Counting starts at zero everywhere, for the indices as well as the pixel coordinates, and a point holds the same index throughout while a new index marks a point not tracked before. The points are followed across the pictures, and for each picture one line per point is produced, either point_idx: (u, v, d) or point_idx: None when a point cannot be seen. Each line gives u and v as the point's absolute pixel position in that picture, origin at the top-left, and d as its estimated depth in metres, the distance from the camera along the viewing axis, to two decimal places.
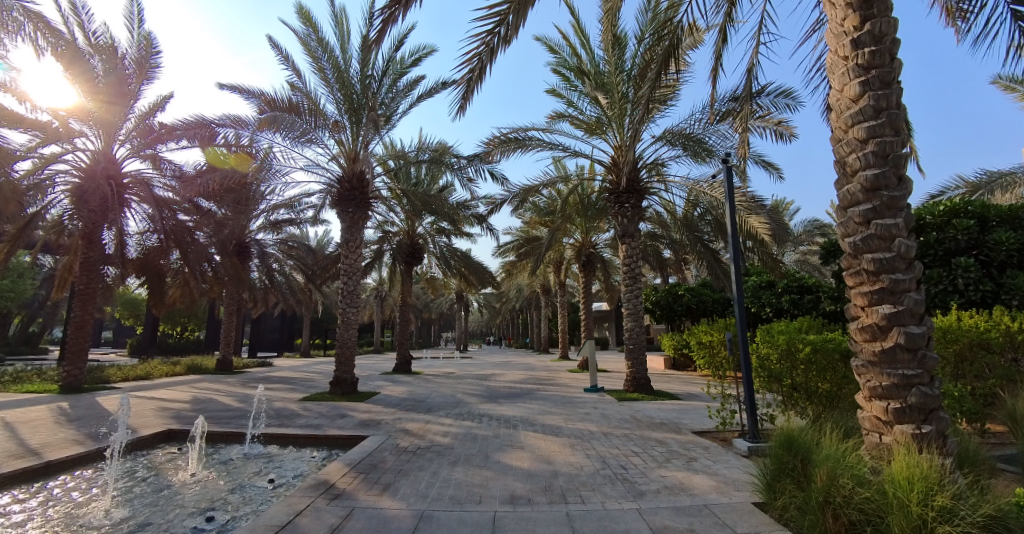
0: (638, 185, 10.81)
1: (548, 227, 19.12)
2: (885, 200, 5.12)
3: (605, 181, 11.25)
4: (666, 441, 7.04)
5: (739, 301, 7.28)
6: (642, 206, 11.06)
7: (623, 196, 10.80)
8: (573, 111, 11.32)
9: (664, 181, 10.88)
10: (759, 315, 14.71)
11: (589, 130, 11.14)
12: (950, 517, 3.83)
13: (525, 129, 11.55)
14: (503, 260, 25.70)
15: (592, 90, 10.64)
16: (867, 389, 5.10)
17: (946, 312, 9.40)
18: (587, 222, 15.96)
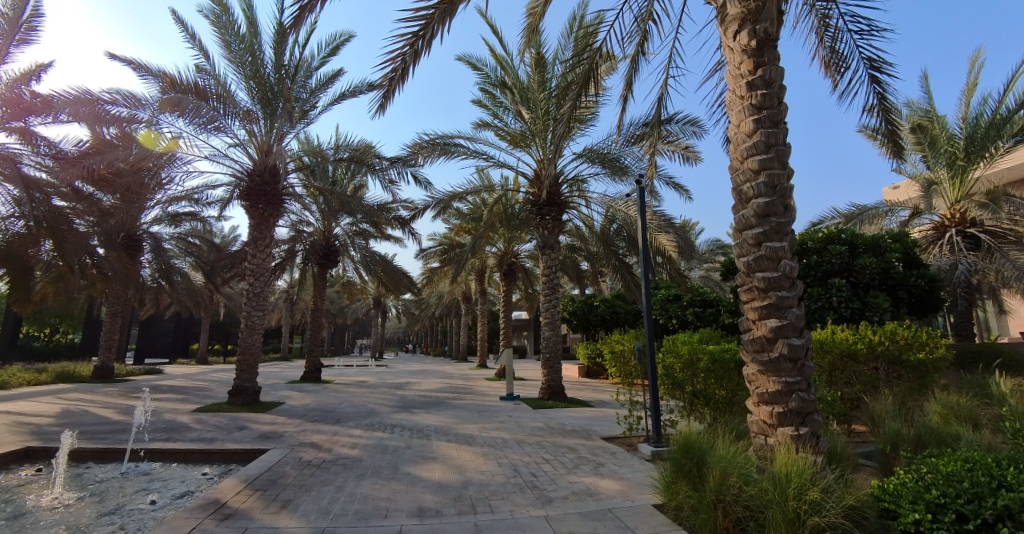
0: (559, 199, 11.11)
1: (469, 234, 19.06)
2: (774, 226, 5.70)
3: (527, 193, 11.46)
4: (576, 448, 7.21)
5: (648, 312, 7.66)
6: (563, 219, 11.35)
7: (544, 208, 11.04)
8: (497, 123, 11.46)
9: (583, 196, 11.29)
10: (666, 326, 15.68)
11: (513, 142, 11.35)
12: (819, 509, 4.29)
13: (451, 135, 11.48)
14: (425, 266, 25.21)
15: (517, 104, 10.84)
16: (755, 395, 5.59)
17: (823, 327, 10.60)
18: (511, 232, 16.13)
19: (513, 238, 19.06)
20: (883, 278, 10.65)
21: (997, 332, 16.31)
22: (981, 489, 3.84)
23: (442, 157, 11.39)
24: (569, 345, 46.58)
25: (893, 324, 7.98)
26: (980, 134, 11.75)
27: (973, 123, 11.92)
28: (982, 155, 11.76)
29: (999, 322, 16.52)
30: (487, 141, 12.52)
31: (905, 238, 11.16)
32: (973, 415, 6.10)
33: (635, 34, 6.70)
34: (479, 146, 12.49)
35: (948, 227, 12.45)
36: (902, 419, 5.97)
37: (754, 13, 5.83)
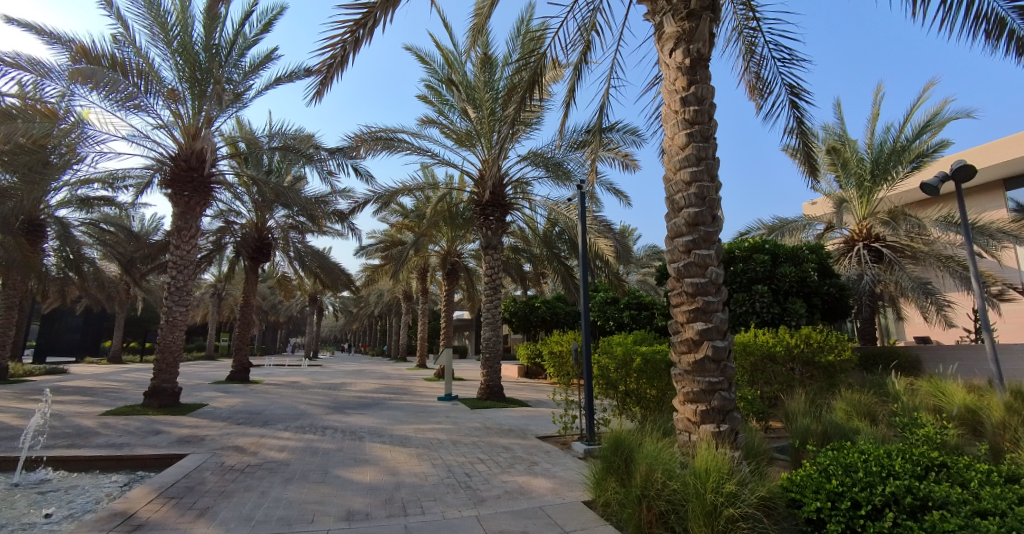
0: (503, 200, 11.16)
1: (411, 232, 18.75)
2: (703, 234, 6.04)
3: (472, 193, 11.44)
4: (511, 447, 7.27)
5: (586, 313, 7.86)
6: (506, 220, 11.42)
7: (488, 208, 11.07)
8: (443, 120, 11.36)
9: (527, 199, 11.43)
10: (604, 327, 16.17)
11: (459, 141, 11.31)
12: (734, 500, 4.57)
13: (395, 130, 11.26)
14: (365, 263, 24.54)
15: (462, 102, 10.81)
16: (681, 394, 5.88)
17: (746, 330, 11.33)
18: (455, 231, 16.04)
19: (457, 237, 18.95)
20: (800, 286, 11.53)
21: (894, 336, 18.15)
22: (873, 477, 4.26)
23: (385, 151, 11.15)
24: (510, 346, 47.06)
25: (808, 328, 8.60)
26: (884, 158, 13.04)
27: (878, 148, 13.20)
28: (884, 177, 13.05)
29: (895, 327, 18.39)
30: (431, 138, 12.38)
31: (820, 250, 12.15)
32: (870, 411, 6.73)
33: (579, 43, 6.88)
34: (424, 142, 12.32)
35: (856, 241, 13.70)
36: (812, 416, 6.48)
37: (688, 33, 6.14)
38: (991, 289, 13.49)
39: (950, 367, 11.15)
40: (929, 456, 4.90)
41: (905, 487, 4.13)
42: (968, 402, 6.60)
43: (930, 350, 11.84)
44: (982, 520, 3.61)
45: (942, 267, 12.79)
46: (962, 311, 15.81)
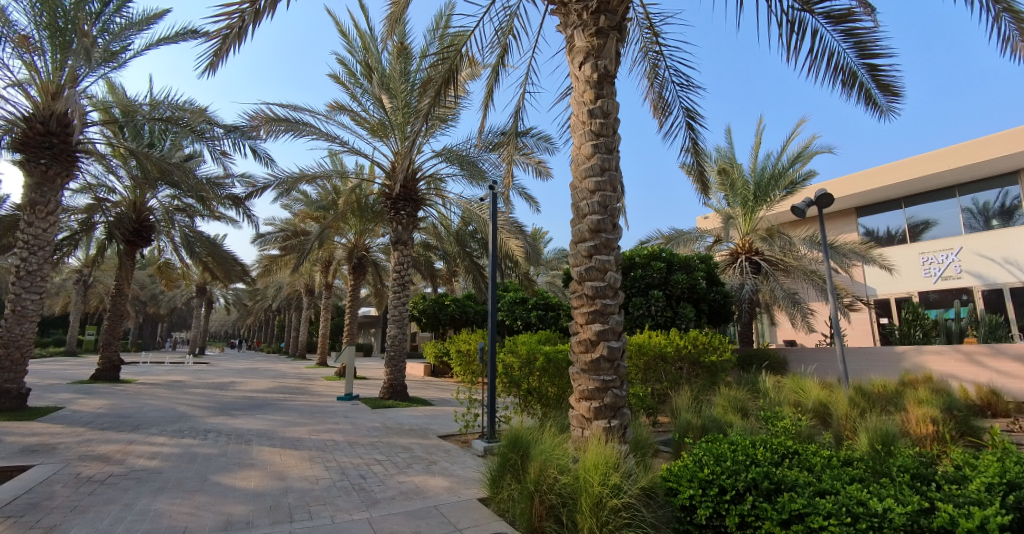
0: (415, 195, 10.97)
1: (315, 222, 17.78)
2: (604, 241, 6.40)
3: (382, 185, 11.13)
4: (411, 447, 7.18)
5: (492, 313, 7.95)
6: (418, 215, 11.23)
7: (398, 202, 10.81)
8: (355, 107, 10.95)
9: (441, 195, 11.32)
10: (511, 327, 16.45)
11: (372, 131, 10.99)
12: (618, 492, 4.87)
13: (300, 112, 10.64)
14: (263, 253, 22.80)
15: (376, 91, 10.52)
16: (578, 391, 6.16)
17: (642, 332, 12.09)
18: (363, 224, 15.45)
19: (365, 230, 18.26)
20: (690, 292, 12.56)
21: (767, 338, 20.42)
22: (738, 465, 4.77)
23: (288, 134, 10.48)
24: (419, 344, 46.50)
25: (694, 331, 9.04)
26: (765, 181, 14.65)
27: (760, 172, 14.81)
28: (764, 198, 14.68)
29: (768, 331, 20.72)
30: (341, 124, 11.88)
31: (709, 260, 13.34)
32: (743, 403, 7.44)
33: (496, 45, 6.97)
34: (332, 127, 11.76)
35: (739, 253, 15.21)
36: (694, 410, 6.99)
37: (596, 49, 6.44)
38: (842, 300, 15.71)
39: (808, 367, 12.77)
40: (785, 445, 5.59)
41: (764, 474, 4.67)
42: (821, 397, 7.57)
43: (794, 352, 13.48)
44: (820, 500, 4.20)
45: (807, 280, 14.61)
46: (820, 319, 18.18)
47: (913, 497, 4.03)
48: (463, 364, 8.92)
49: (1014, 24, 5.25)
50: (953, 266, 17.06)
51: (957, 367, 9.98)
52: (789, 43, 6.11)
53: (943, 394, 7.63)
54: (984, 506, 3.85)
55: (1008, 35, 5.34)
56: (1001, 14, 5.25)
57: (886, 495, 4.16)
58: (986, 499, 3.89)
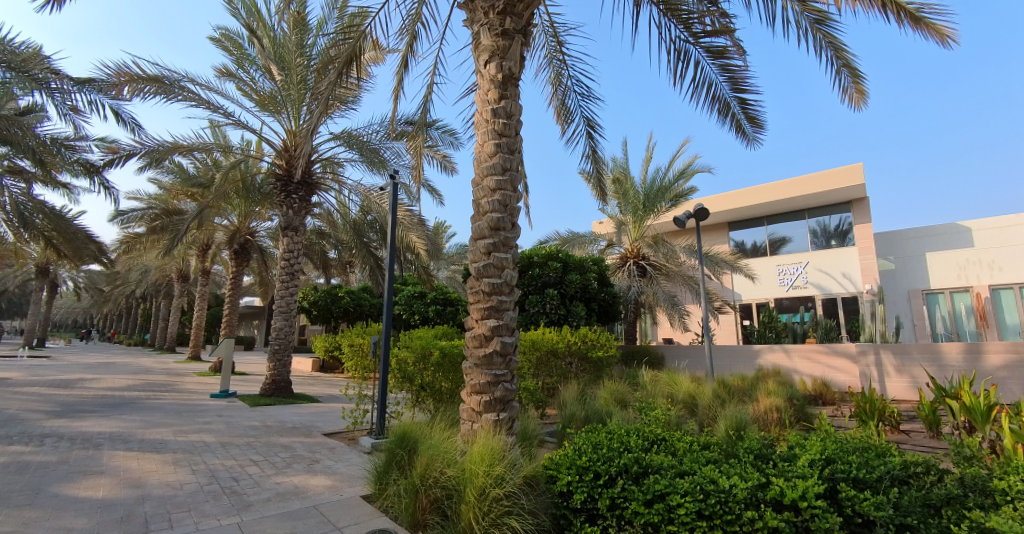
0: (309, 178, 10.38)
1: (191, 199, 15.98)
2: (503, 239, 6.55)
3: (273, 165, 10.40)
4: (292, 447, 6.77)
5: (387, 306, 7.86)
6: (312, 201, 10.65)
7: (291, 186, 10.21)
8: (242, 76, 10.13)
9: (338, 181, 10.80)
10: (409, 321, 15.88)
11: (262, 105, 10.15)
12: (501, 481, 5.02)
13: (174, 74, 9.61)
14: (123, 231, 19.93)
15: (267, 62, 9.85)
16: (469, 386, 6.24)
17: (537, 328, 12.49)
18: (248, 205, 14.23)
19: (252, 212, 16.77)
20: (583, 291, 13.27)
21: (649, 337, 22.20)
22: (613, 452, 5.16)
23: (159, 96, 9.45)
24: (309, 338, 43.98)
25: (585, 328, 9.55)
26: (654, 193, 15.94)
27: (650, 184, 16.07)
28: (652, 208, 15.92)
29: (652, 330, 22.54)
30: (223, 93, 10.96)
31: (601, 262, 14.21)
32: (623, 395, 8.00)
33: (403, 32, 6.82)
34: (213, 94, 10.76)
35: (629, 258, 16.36)
36: (579, 402, 7.37)
37: (502, 50, 6.58)
38: (712, 304, 17.62)
39: (682, 362, 14.14)
40: (654, 433, 6.15)
41: (634, 460, 5.10)
42: (690, 389, 8.39)
43: (671, 349, 14.81)
44: (679, 480, 4.68)
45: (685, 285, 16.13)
46: (694, 320, 20.18)
47: (754, 474, 4.65)
48: (353, 359, 8.58)
49: (851, 78, 6.23)
50: (802, 277, 19.93)
51: (798, 362, 11.70)
52: (675, 70, 6.72)
53: (785, 386, 8.88)
54: (806, 479, 4.56)
55: (847, 86, 6.31)
56: (842, 68, 6.20)
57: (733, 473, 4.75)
58: (808, 473, 4.60)
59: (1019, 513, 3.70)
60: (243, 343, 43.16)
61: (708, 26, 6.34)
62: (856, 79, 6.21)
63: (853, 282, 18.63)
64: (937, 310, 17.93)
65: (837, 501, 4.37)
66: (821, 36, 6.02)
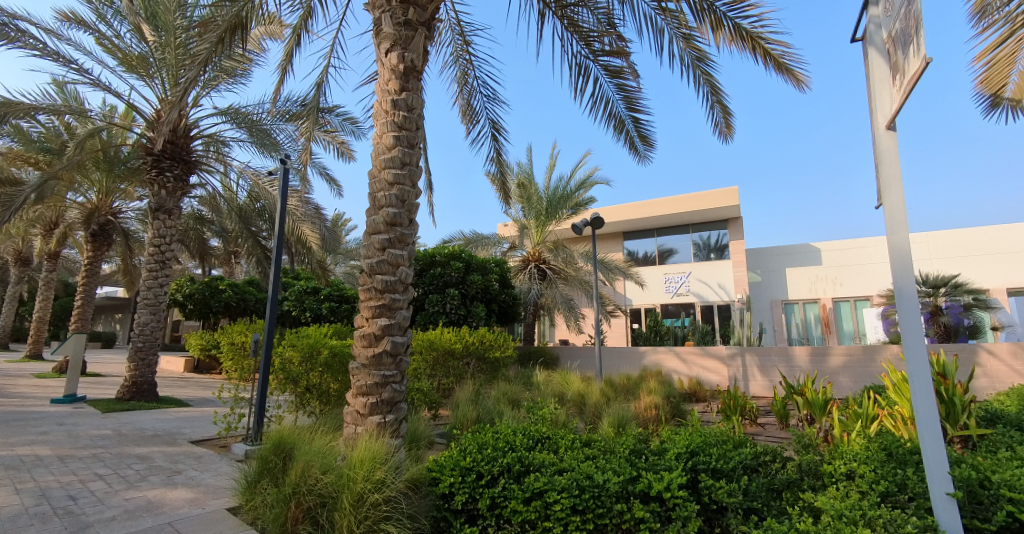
0: (187, 155, 9.47)
1: (36, 168, 13.72)
2: (399, 235, 6.41)
3: (141, 136, 9.35)
4: (149, 457, 6.10)
5: (273, 302, 7.37)
6: (190, 181, 9.72)
7: (164, 162, 9.24)
8: (103, 29, 8.99)
9: (222, 161, 10.05)
10: (299, 318, 15.14)
11: (127, 66, 9.31)
12: (381, 486, 4.92)
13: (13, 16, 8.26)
14: None
15: (136, 17, 8.86)
16: (355, 387, 6.05)
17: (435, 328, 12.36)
18: (109, 181, 12.52)
19: (116, 189, 14.78)
20: (484, 292, 13.41)
21: (548, 338, 23.06)
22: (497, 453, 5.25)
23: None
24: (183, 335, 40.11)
25: (483, 328, 9.65)
26: (556, 199, 16.58)
27: (553, 191, 16.66)
28: (554, 214, 16.56)
29: (549, 332, 23.54)
30: (77, 44, 9.64)
31: (504, 264, 14.48)
32: (516, 395, 8.19)
33: (297, 6, 6.44)
34: (64, 45, 9.42)
35: (530, 261, 16.84)
36: (472, 403, 7.45)
37: (404, 40, 6.48)
38: (605, 307, 18.71)
39: (574, 363, 14.86)
40: (540, 432, 6.38)
41: (517, 459, 5.24)
42: (579, 388, 8.83)
43: (565, 349, 15.47)
44: (557, 477, 4.86)
45: (582, 289, 16.94)
46: (589, 322, 21.32)
47: (627, 469, 4.94)
48: (232, 358, 7.96)
49: (723, 114, 6.91)
50: (684, 286, 21.81)
51: (678, 362, 12.64)
52: (576, 83, 6.99)
53: (664, 385, 9.66)
54: (672, 470, 4.92)
55: (719, 121, 7.01)
56: (716, 104, 6.86)
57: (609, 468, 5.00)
58: (674, 465, 4.97)
59: (841, 491, 4.21)
60: (100, 339, 38.03)
61: (607, 45, 6.67)
62: (726, 115, 6.91)
63: (728, 291, 20.75)
64: (793, 317, 20.52)
65: (698, 490, 4.76)
66: (699, 72, 6.66)
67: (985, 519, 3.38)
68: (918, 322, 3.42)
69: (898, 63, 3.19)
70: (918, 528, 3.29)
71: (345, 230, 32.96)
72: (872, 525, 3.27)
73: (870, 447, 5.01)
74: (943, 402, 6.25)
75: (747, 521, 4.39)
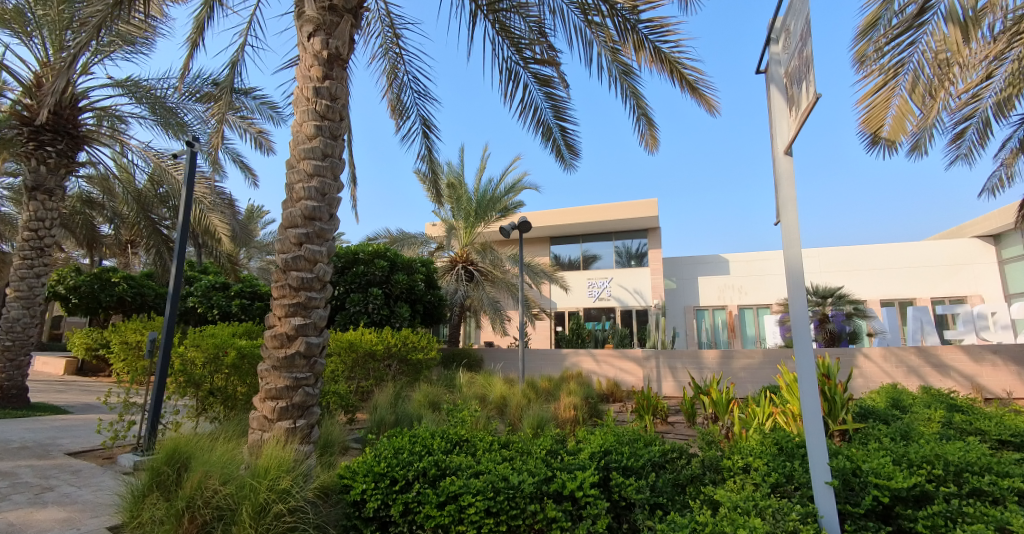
0: (73, 130, 8.52)
1: None
2: (317, 230, 6.13)
3: (17, 103, 8.26)
4: (13, 473, 5.41)
5: (173, 299, 6.78)
6: (77, 158, 8.74)
7: (44, 134, 8.24)
8: None
9: (117, 140, 9.11)
10: (204, 316, 14.05)
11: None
12: (287, 496, 4.68)
13: None
14: None
15: None
16: (264, 391, 5.72)
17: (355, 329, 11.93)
18: None
19: None
20: (408, 292, 13.18)
21: (472, 341, 23.13)
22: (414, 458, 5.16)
23: None
24: (65, 333, 35.86)
25: (407, 330, 9.47)
26: (486, 201, 16.63)
27: (482, 193, 16.69)
28: (483, 216, 16.61)
29: (474, 333, 23.65)
30: None
31: (430, 264, 14.35)
32: (437, 398, 8.14)
33: None
34: None
35: (457, 262, 16.78)
36: (391, 406, 7.31)
37: (328, 26, 6.23)
38: (531, 310, 19.07)
39: (497, 365, 15.01)
40: (459, 435, 6.37)
41: (434, 463, 5.19)
42: (502, 391, 8.93)
43: (489, 352, 15.57)
44: (473, 480, 4.86)
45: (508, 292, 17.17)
46: (514, 325, 21.72)
47: (542, 469, 5.02)
48: (123, 360, 7.27)
49: (647, 126, 7.24)
50: (606, 290, 22.72)
51: (599, 364, 13.11)
52: (506, 87, 7.04)
53: (584, 386, 10.01)
54: (586, 470, 5.05)
55: (644, 132, 7.33)
56: (641, 116, 7.18)
57: (524, 469, 5.06)
58: (587, 464, 5.11)
59: (737, 484, 4.52)
60: None
61: (538, 53, 6.77)
62: (651, 127, 7.25)
63: (644, 297, 21.93)
64: (703, 322, 22.02)
65: (608, 487, 4.93)
66: (626, 85, 6.92)
67: (856, 503, 3.79)
68: (805, 331, 3.74)
69: (794, 96, 3.44)
70: (802, 515, 3.63)
71: (261, 223, 31.00)
72: (762, 515, 3.59)
73: (765, 443, 5.43)
74: (826, 399, 6.97)
75: (652, 515, 4.60)
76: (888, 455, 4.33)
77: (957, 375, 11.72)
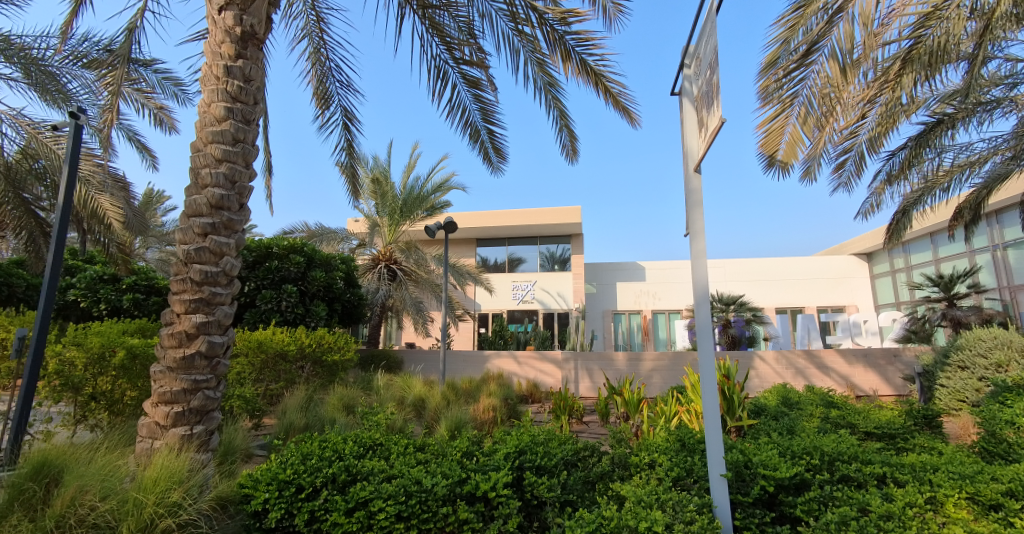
0: None
1: None
2: (224, 220, 5.72)
3: None
4: None
5: (49, 292, 6.04)
6: None
7: None
8: None
9: None
10: (88, 311, 12.65)
11: None
12: (177, 509, 4.33)
13: None
14: None
15: None
16: (156, 395, 5.26)
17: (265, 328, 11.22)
18: None
19: None
20: (325, 290, 12.70)
21: (394, 341, 22.68)
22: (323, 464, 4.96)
23: None
24: None
25: (323, 330, 9.12)
26: (412, 200, 16.30)
27: (409, 191, 16.36)
28: (409, 215, 16.31)
29: (395, 333, 23.25)
30: None
31: (350, 262, 13.97)
32: (352, 400, 7.91)
33: None
34: None
35: (381, 260, 16.34)
36: (302, 410, 7.01)
37: (243, 1, 5.84)
38: (455, 310, 19.02)
39: (418, 366, 14.85)
40: (373, 438, 6.23)
41: (345, 468, 5.03)
42: (420, 393, 8.88)
43: (409, 353, 15.37)
44: (385, 484, 4.79)
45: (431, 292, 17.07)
46: (437, 325, 21.66)
47: (456, 471, 5.03)
48: None
49: (569, 137, 7.48)
50: (530, 293, 23.18)
51: (520, 365, 13.39)
52: (434, 86, 6.95)
53: (504, 387, 10.18)
54: (500, 470, 5.12)
55: (566, 143, 7.56)
56: (564, 127, 7.40)
57: (438, 472, 5.04)
58: (501, 464, 5.19)
59: (643, 479, 4.76)
60: None
61: (467, 55, 6.75)
62: (572, 139, 7.50)
63: (566, 300, 22.67)
64: (620, 326, 23.13)
65: (521, 487, 5.04)
66: (551, 96, 7.10)
67: (746, 493, 4.16)
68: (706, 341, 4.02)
69: (703, 119, 3.65)
70: (698, 506, 3.89)
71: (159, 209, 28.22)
72: (663, 508, 3.82)
73: (669, 440, 5.82)
74: (725, 398, 7.58)
75: (562, 512, 4.76)
76: (775, 447, 4.80)
77: (835, 375, 13.24)
